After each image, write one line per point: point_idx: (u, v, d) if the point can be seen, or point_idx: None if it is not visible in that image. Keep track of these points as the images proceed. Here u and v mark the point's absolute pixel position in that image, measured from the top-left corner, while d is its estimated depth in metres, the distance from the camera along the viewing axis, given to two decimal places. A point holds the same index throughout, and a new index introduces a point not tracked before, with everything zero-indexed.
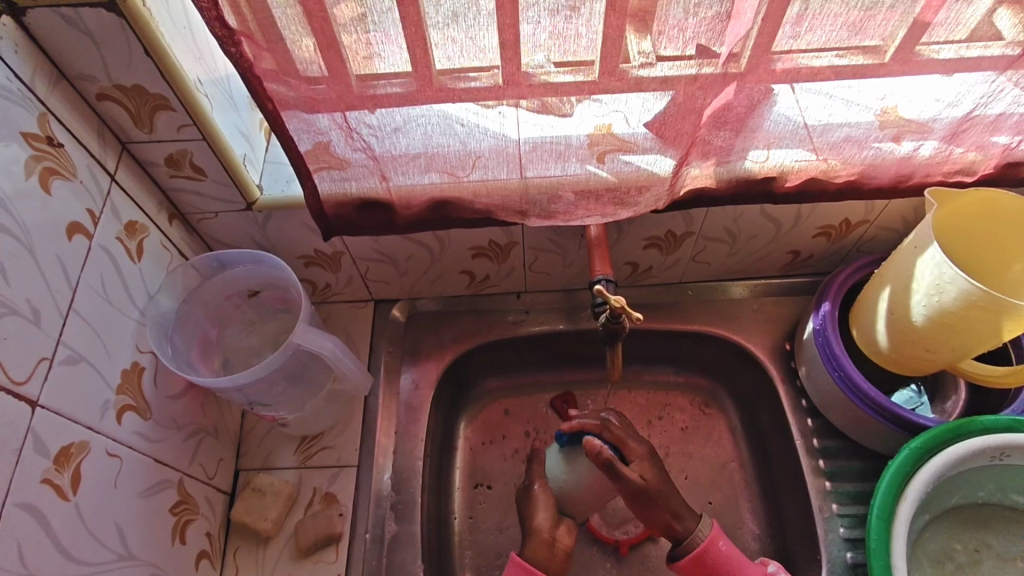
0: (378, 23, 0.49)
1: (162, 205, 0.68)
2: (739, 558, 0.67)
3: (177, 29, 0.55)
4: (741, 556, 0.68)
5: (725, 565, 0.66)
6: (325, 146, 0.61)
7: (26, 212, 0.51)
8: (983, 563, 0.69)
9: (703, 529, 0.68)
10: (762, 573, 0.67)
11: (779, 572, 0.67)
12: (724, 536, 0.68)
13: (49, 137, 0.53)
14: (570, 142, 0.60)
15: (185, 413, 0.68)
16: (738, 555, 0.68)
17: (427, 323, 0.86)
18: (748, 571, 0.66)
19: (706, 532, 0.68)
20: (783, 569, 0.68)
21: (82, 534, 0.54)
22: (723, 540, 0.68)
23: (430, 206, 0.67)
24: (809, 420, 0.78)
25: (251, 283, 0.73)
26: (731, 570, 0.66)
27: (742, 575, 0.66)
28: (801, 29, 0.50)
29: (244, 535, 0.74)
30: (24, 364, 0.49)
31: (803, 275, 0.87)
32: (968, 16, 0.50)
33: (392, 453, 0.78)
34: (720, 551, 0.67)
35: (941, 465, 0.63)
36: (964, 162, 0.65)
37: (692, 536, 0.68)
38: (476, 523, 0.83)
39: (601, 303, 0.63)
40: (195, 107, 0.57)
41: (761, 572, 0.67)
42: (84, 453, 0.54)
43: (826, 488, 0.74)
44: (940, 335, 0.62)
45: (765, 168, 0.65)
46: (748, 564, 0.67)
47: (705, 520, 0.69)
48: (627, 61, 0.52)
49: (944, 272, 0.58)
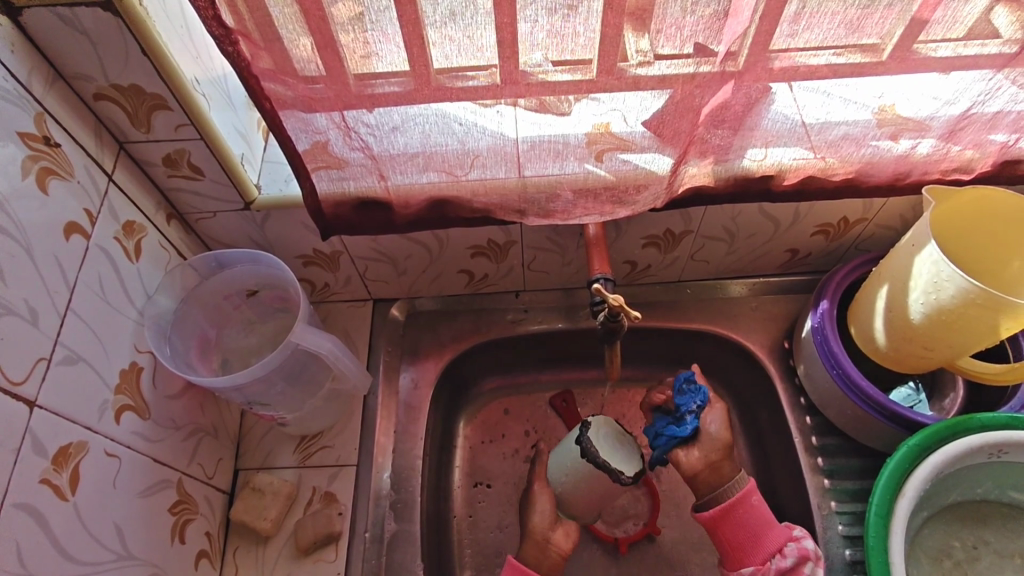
0: (375, 23, 0.49)
1: (160, 204, 0.68)
2: (769, 517, 0.68)
3: (174, 29, 0.55)
4: (772, 517, 0.69)
5: (753, 520, 0.68)
6: (323, 145, 0.61)
7: (24, 213, 0.51)
8: (981, 559, 0.69)
9: (741, 481, 0.70)
10: (787, 536, 0.67)
11: (805, 536, 0.67)
12: (758, 493, 0.69)
13: (46, 137, 0.53)
14: (568, 141, 0.60)
15: (184, 413, 0.68)
16: (768, 515, 0.69)
17: (426, 323, 0.87)
18: (773, 531, 0.67)
19: (741, 484, 0.69)
20: (809, 536, 0.68)
21: (81, 534, 0.54)
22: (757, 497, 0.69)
23: (429, 206, 0.67)
24: (808, 419, 0.78)
25: (250, 282, 0.73)
26: (756, 525, 0.68)
27: (768, 532, 0.67)
28: (798, 27, 0.50)
29: (244, 534, 0.74)
30: (22, 364, 0.49)
31: (801, 274, 0.87)
32: (965, 14, 0.50)
33: (391, 453, 0.78)
34: (750, 505, 0.68)
35: (939, 462, 0.63)
36: (961, 160, 0.65)
37: (725, 487, 0.70)
38: (476, 521, 0.83)
39: (597, 302, 0.63)
40: (192, 107, 0.57)
41: (787, 535, 0.67)
42: (83, 453, 0.54)
43: (825, 486, 0.74)
44: (938, 333, 0.62)
45: (762, 167, 0.65)
46: (774, 526, 0.68)
47: (742, 474, 0.71)
48: (624, 60, 0.52)
49: (941, 270, 0.58)
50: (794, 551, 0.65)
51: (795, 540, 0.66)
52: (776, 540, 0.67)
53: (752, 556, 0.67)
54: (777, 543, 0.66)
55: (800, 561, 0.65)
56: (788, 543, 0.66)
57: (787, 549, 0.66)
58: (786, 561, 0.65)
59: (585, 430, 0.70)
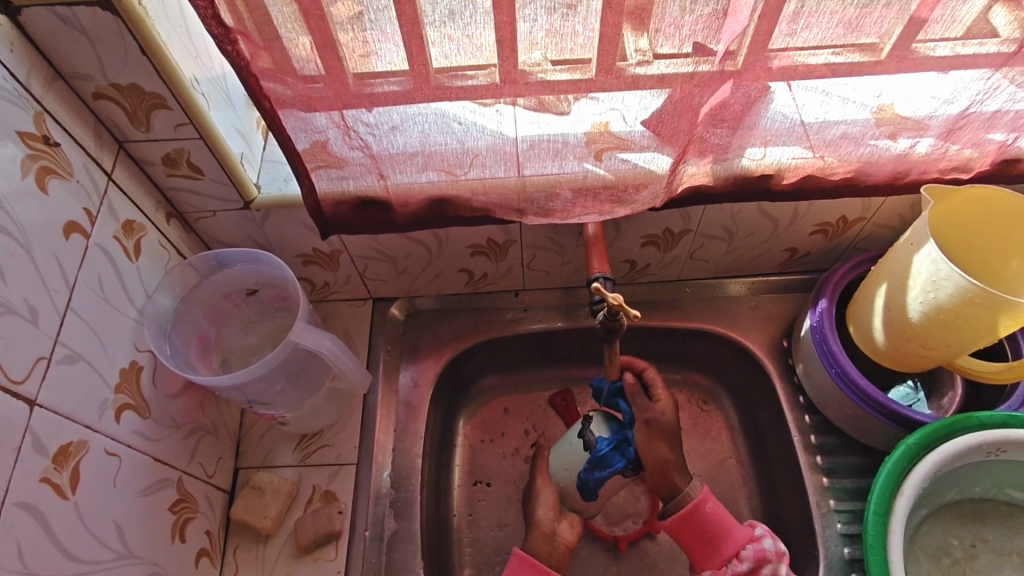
0: (374, 22, 0.49)
1: (159, 204, 0.68)
2: (726, 521, 0.69)
3: (173, 27, 0.55)
4: (728, 519, 0.69)
5: (708, 526, 0.68)
6: (323, 145, 0.61)
7: (24, 212, 0.51)
8: (979, 558, 0.69)
9: (694, 489, 0.70)
10: (748, 537, 0.68)
11: (766, 536, 0.68)
12: (713, 498, 0.70)
13: (46, 136, 0.53)
14: (567, 140, 0.60)
15: (184, 412, 0.69)
16: (725, 517, 0.69)
17: (426, 322, 0.87)
18: (731, 535, 0.68)
19: (695, 493, 0.70)
20: (771, 533, 0.68)
21: (81, 533, 0.54)
22: (712, 502, 0.69)
23: (429, 205, 0.68)
24: (807, 417, 0.78)
25: (249, 281, 0.73)
26: (713, 531, 0.68)
27: (727, 536, 0.68)
28: (797, 26, 0.50)
29: (243, 532, 0.74)
30: (22, 363, 0.49)
31: (800, 273, 0.87)
32: (964, 13, 0.50)
33: (391, 452, 0.78)
34: (705, 513, 0.69)
35: (937, 461, 0.63)
36: (960, 159, 0.66)
37: (683, 495, 0.70)
38: (475, 520, 0.84)
39: (598, 301, 0.63)
40: (191, 106, 0.57)
41: (748, 535, 0.68)
42: (83, 452, 0.54)
43: (824, 484, 0.74)
44: (936, 332, 0.62)
45: (761, 166, 0.65)
46: (733, 528, 0.68)
47: (697, 481, 0.70)
48: (623, 60, 0.52)
49: (939, 269, 0.58)
50: (751, 553, 0.66)
51: (754, 542, 0.67)
52: (734, 544, 0.67)
53: (710, 559, 0.68)
54: (736, 547, 0.67)
55: (758, 564, 0.66)
56: (747, 546, 0.67)
57: (744, 553, 0.67)
58: (742, 566, 0.66)
59: (587, 425, 0.72)
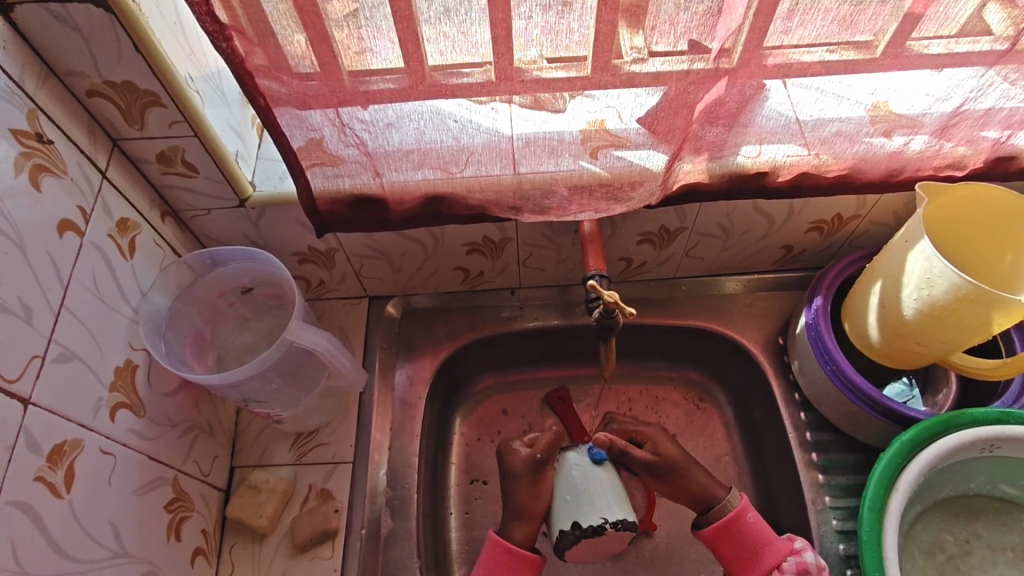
0: (369, 19, 0.49)
1: (154, 201, 0.67)
2: (766, 532, 0.68)
3: (167, 25, 0.54)
4: (769, 531, 0.68)
5: (751, 537, 0.68)
6: (318, 142, 0.60)
7: (18, 210, 0.51)
8: (973, 553, 0.69)
9: (732, 500, 0.70)
10: (788, 549, 0.66)
11: (806, 549, 0.66)
12: (752, 509, 0.70)
13: (39, 134, 0.53)
14: (563, 137, 0.61)
15: (179, 411, 0.68)
16: (766, 530, 0.68)
17: (422, 320, 0.87)
18: (771, 548, 0.67)
19: (735, 503, 0.70)
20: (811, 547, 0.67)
21: (76, 532, 0.53)
22: (751, 513, 0.69)
23: (425, 203, 0.67)
24: (802, 414, 0.78)
25: (244, 280, 0.73)
26: (755, 539, 0.68)
27: (766, 548, 0.67)
28: (792, 24, 0.51)
29: (239, 531, 0.74)
30: (15, 362, 0.49)
31: (795, 271, 0.88)
32: (958, 11, 0.50)
33: (387, 450, 0.78)
34: (746, 523, 0.68)
35: (931, 457, 0.64)
36: (955, 156, 0.66)
37: (722, 503, 0.70)
38: (472, 518, 0.83)
39: (594, 298, 0.63)
40: (186, 105, 0.57)
41: (788, 548, 0.66)
42: (77, 451, 0.54)
43: (820, 481, 0.75)
44: (929, 328, 0.62)
45: (757, 163, 0.65)
46: (773, 540, 0.67)
47: (734, 493, 0.71)
48: (618, 57, 0.52)
49: (933, 265, 0.59)
50: (793, 566, 0.65)
51: (795, 554, 0.65)
52: (774, 556, 0.66)
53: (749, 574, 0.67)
54: (777, 558, 0.66)
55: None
56: (788, 558, 0.66)
57: (786, 565, 0.65)
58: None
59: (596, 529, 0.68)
